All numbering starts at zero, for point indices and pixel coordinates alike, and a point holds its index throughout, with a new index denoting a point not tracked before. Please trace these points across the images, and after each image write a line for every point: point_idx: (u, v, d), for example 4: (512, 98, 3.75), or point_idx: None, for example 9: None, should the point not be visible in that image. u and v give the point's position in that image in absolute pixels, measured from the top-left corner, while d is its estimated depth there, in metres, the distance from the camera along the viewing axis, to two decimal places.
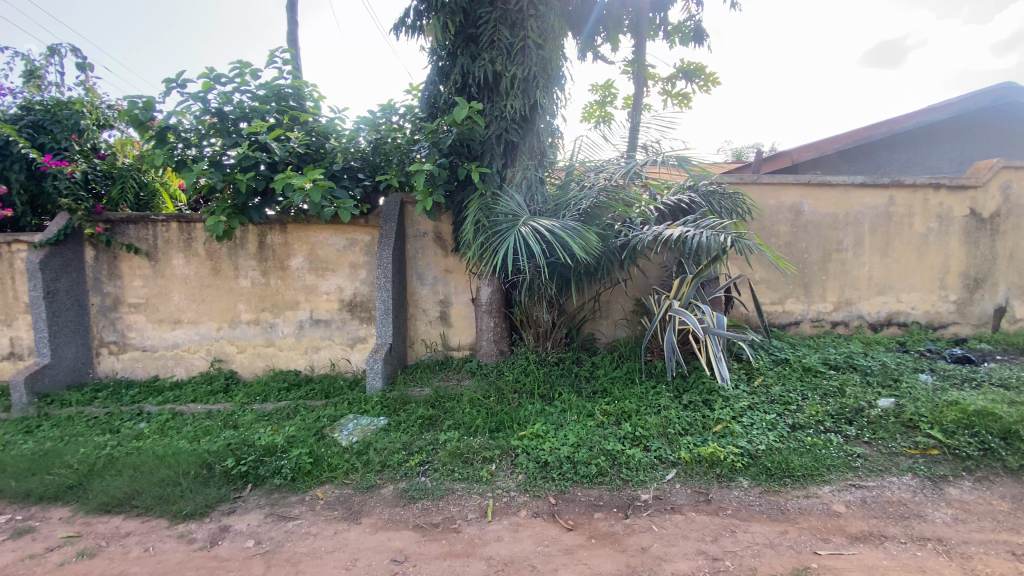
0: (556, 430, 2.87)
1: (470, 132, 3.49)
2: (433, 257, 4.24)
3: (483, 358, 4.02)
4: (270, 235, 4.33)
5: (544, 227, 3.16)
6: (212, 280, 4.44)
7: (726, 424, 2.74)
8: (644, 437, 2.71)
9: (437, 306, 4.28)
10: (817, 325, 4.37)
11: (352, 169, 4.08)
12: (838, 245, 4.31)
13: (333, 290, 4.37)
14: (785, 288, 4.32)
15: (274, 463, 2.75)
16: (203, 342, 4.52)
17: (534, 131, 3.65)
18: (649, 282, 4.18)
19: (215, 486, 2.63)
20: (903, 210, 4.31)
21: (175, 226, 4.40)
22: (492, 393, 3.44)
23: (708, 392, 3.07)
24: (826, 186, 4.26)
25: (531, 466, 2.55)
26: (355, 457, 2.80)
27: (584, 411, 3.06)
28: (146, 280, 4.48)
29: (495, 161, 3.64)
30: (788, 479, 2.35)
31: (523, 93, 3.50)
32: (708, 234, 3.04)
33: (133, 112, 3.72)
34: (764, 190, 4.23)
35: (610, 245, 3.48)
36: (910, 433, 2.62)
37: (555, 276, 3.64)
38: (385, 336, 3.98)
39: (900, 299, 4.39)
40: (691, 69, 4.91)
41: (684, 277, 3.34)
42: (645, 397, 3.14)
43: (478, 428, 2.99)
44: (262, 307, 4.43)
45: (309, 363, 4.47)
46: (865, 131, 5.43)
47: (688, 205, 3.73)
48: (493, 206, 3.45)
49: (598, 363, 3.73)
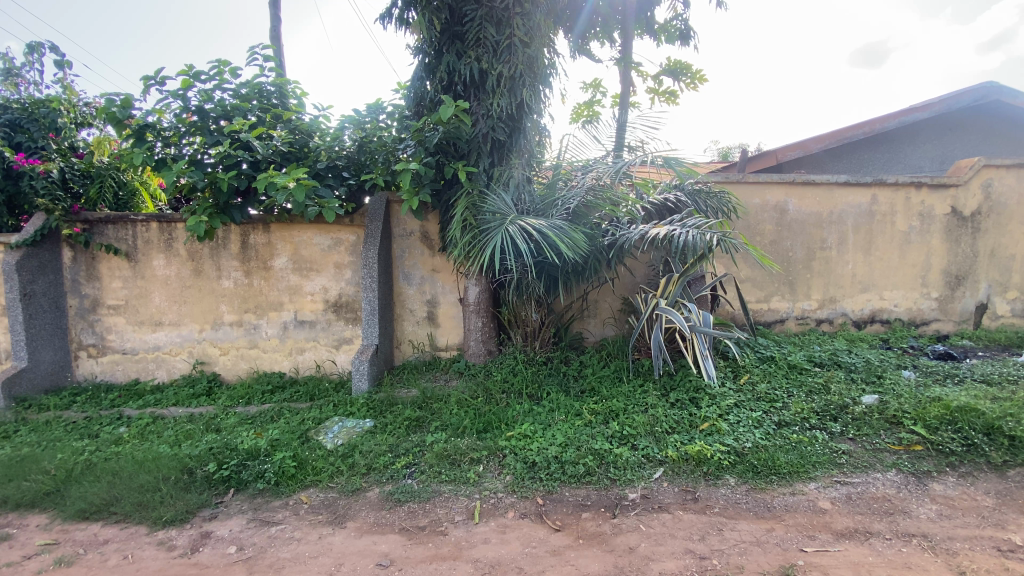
0: (544, 430, 2.86)
1: (456, 130, 3.44)
2: (419, 256, 4.20)
3: (470, 358, 3.99)
4: (253, 235, 4.26)
5: (532, 227, 3.14)
6: (194, 281, 4.36)
7: (713, 423, 2.75)
8: (632, 436, 2.71)
9: (424, 306, 4.24)
10: (802, 323, 4.41)
11: (337, 168, 4.01)
12: (822, 244, 4.36)
13: (318, 290, 4.32)
14: (770, 286, 4.35)
15: (257, 467, 2.70)
16: (185, 345, 4.44)
17: (522, 130, 3.63)
18: (636, 281, 4.17)
19: (197, 491, 2.59)
20: (886, 208, 4.36)
21: (155, 226, 4.31)
22: (480, 394, 3.42)
23: (694, 390, 3.08)
24: (811, 185, 4.29)
25: (519, 467, 2.53)
26: (341, 460, 2.76)
27: (572, 410, 3.05)
28: (126, 281, 4.39)
29: (482, 159, 3.60)
30: (774, 476, 2.36)
31: (510, 91, 3.47)
32: (695, 233, 3.04)
33: (111, 110, 3.65)
34: (750, 189, 4.25)
35: (598, 244, 3.47)
36: (894, 430, 2.64)
37: (543, 276, 3.62)
38: (372, 337, 3.94)
39: (884, 297, 4.44)
40: (678, 67, 4.91)
41: (671, 276, 3.36)
42: (633, 396, 3.14)
43: (466, 430, 2.97)
44: (246, 308, 4.36)
45: (295, 365, 4.41)
46: (848, 131, 5.48)
47: (675, 204, 3.74)
48: (481, 205, 3.43)
49: (586, 363, 3.72)
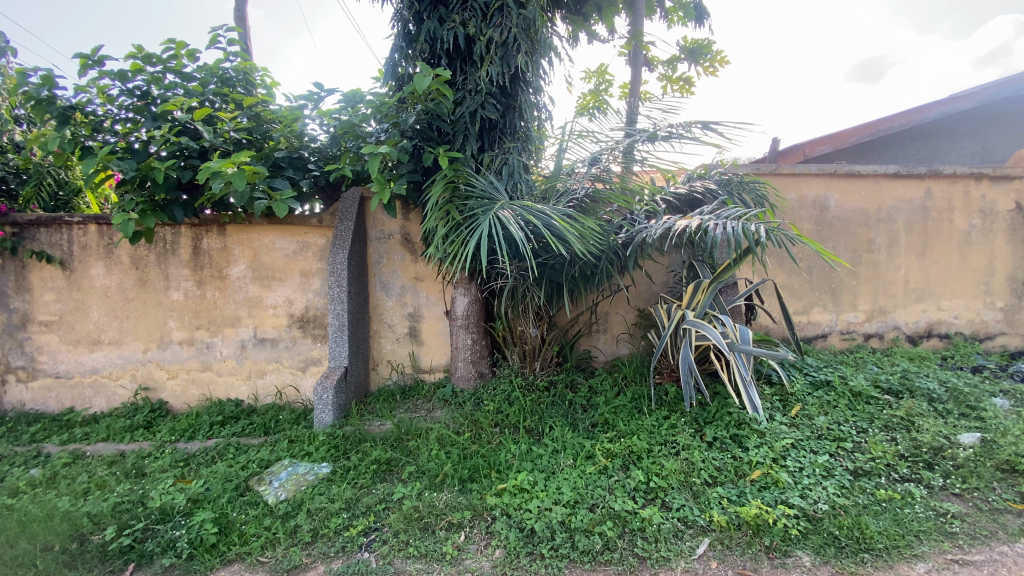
0: (546, 480, 2.21)
1: (436, 107, 2.86)
2: (399, 262, 3.57)
3: (458, 382, 3.33)
4: (206, 239, 3.65)
5: (528, 215, 2.51)
6: (138, 292, 3.75)
7: (769, 470, 2.11)
8: (660, 490, 2.09)
9: (405, 321, 3.61)
10: (847, 338, 3.74)
11: (301, 160, 3.40)
12: (870, 245, 3.72)
13: (281, 303, 3.69)
14: (811, 295, 3.70)
15: (167, 535, 2.05)
16: (128, 368, 3.81)
17: (516, 108, 3.03)
18: (654, 290, 3.55)
19: (85, 568, 1.95)
20: (942, 204, 3.75)
21: (94, 229, 3.73)
22: (467, 429, 2.78)
23: (736, 427, 2.43)
24: (853, 177, 3.68)
25: (513, 538, 1.88)
26: (279, 523, 2.10)
27: (581, 452, 2.42)
28: (59, 293, 3.78)
29: (468, 143, 2.98)
30: (867, 554, 1.72)
31: (502, 60, 2.86)
32: (734, 222, 2.39)
33: (27, 88, 3.03)
34: (785, 182, 3.64)
35: (611, 243, 2.84)
36: (1012, 481, 2.00)
37: (544, 282, 3.01)
38: (340, 358, 3.30)
39: (941, 307, 3.80)
40: (695, 47, 4.17)
41: (699, 282, 2.73)
42: (658, 432, 2.50)
43: (446, 480, 2.32)
44: (198, 324, 3.74)
45: (253, 391, 3.76)
46: (884, 123, 4.93)
47: (702, 194, 3.11)
48: (467, 194, 2.80)
49: (597, 389, 3.08)
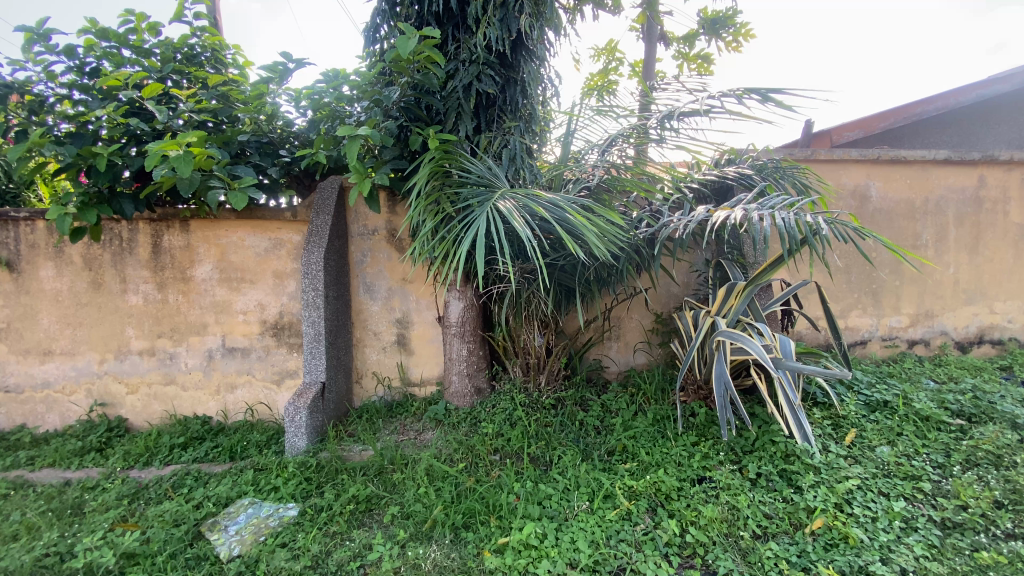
0: (557, 531, 1.81)
1: (424, 79, 2.42)
2: (385, 261, 3.15)
3: (453, 399, 2.93)
4: (167, 236, 3.23)
5: (534, 207, 2.08)
6: (92, 296, 3.32)
7: (833, 521, 1.71)
8: (699, 547, 1.70)
9: (392, 328, 3.19)
10: (889, 345, 3.33)
11: (270, 145, 2.98)
12: (916, 240, 3.31)
13: (252, 308, 3.27)
14: (848, 297, 3.29)
15: None
16: (82, 381, 3.39)
17: (518, 82, 2.61)
18: (674, 291, 3.13)
19: None
20: (996, 194, 3.33)
21: (43, 225, 3.30)
22: (462, 456, 2.37)
23: (784, 460, 2.02)
24: (898, 163, 3.26)
25: None
26: None
27: (599, 491, 2.01)
28: (5, 297, 3.36)
29: (463, 122, 2.56)
30: None
31: (501, 23, 2.43)
32: (785, 215, 1.96)
33: None
34: (822, 168, 3.22)
35: (632, 240, 2.43)
36: None
37: (552, 285, 2.60)
38: (316, 373, 2.88)
39: (994, 310, 3.39)
40: (717, 17, 3.73)
41: (733, 284, 2.29)
42: (689, 464, 2.10)
43: (435, 528, 1.91)
44: (159, 332, 3.32)
45: (223, 407, 3.36)
46: (919, 106, 4.48)
47: (732, 181, 2.69)
48: (461, 182, 2.37)
49: (611, 407, 2.67)
